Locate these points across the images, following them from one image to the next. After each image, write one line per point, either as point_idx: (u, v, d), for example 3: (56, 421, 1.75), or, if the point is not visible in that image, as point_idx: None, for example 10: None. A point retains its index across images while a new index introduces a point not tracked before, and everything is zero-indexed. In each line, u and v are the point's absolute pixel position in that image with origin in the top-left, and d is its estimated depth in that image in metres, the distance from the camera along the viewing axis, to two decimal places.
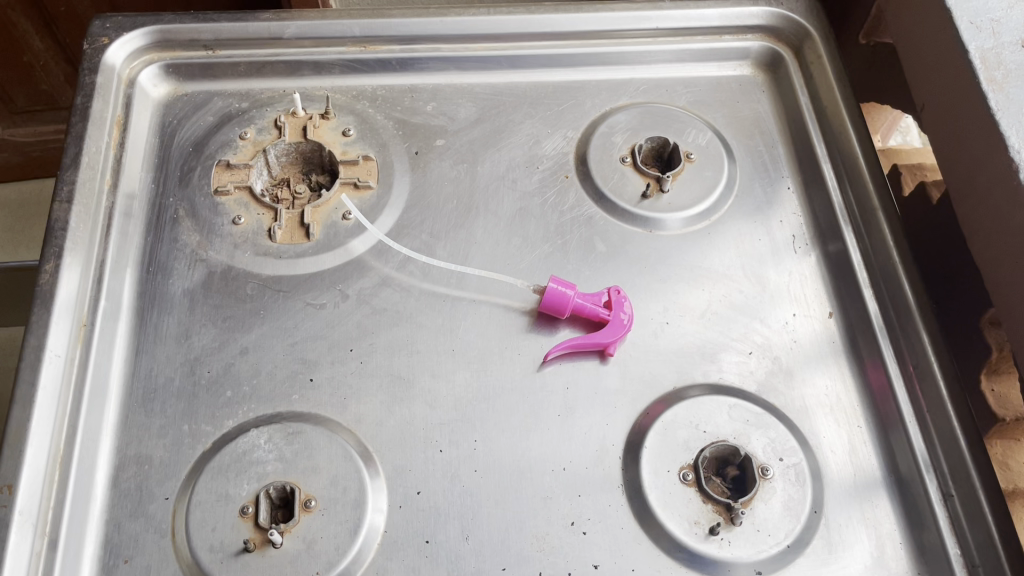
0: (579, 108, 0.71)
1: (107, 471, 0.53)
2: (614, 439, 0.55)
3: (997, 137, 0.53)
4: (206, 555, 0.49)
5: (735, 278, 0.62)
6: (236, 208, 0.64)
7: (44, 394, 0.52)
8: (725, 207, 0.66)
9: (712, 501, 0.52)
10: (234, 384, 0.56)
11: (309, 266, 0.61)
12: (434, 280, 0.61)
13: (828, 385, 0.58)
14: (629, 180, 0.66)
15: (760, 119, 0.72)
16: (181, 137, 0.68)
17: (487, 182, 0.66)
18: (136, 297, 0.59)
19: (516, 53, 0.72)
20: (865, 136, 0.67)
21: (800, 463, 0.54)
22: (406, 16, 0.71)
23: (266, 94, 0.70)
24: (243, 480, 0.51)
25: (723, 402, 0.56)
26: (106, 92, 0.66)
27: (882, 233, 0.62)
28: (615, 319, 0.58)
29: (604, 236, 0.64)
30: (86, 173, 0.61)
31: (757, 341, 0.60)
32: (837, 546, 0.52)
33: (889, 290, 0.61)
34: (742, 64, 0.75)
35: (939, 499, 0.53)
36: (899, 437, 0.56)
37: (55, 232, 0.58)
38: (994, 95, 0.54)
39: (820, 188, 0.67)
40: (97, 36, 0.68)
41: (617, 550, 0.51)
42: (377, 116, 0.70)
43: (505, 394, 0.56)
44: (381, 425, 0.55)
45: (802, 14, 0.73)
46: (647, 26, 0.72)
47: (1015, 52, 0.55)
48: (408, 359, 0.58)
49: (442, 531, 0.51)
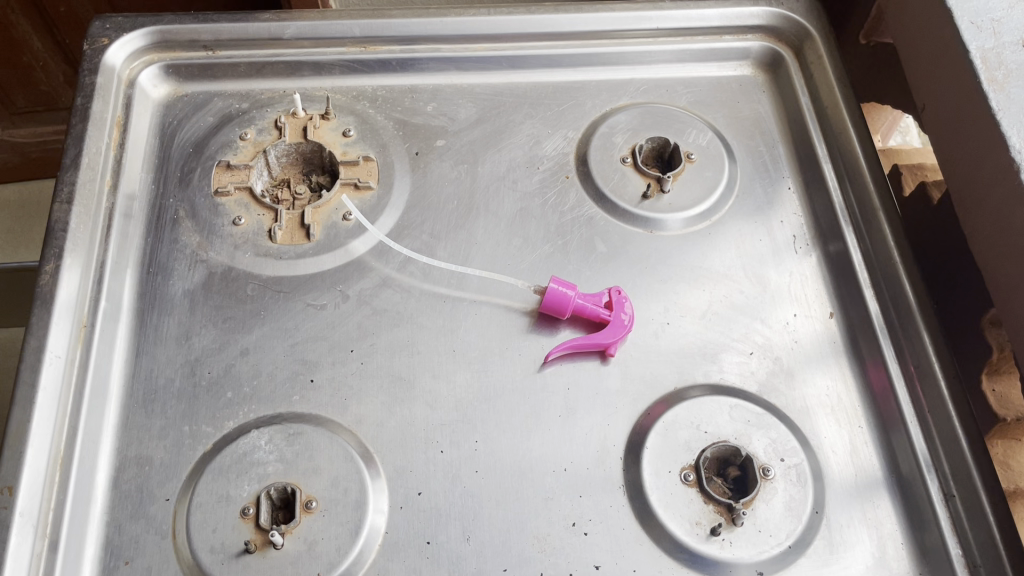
0: (579, 109, 0.71)
1: (108, 472, 0.53)
2: (615, 440, 0.55)
3: (998, 137, 0.53)
4: (207, 556, 0.49)
5: (736, 278, 0.62)
6: (236, 209, 0.64)
7: (45, 396, 0.52)
8: (725, 207, 0.66)
9: (713, 502, 0.52)
10: (234, 385, 0.56)
11: (309, 267, 0.61)
12: (435, 280, 0.61)
13: (829, 385, 0.58)
14: (630, 181, 0.66)
15: (760, 119, 0.72)
16: (181, 138, 0.68)
17: (487, 182, 0.66)
18: (136, 298, 0.59)
19: (516, 53, 0.72)
20: (866, 136, 0.66)
21: (801, 464, 0.54)
22: (406, 17, 0.71)
23: (266, 95, 0.70)
24: (244, 481, 0.51)
25: (724, 403, 0.56)
26: (106, 93, 0.66)
27: (882, 233, 0.62)
28: (616, 319, 0.58)
29: (605, 236, 0.64)
30: (86, 173, 0.61)
31: (758, 341, 0.60)
32: (838, 546, 0.52)
33: (890, 290, 0.60)
34: (742, 65, 0.75)
35: (940, 499, 0.53)
36: (900, 436, 0.56)
37: (55, 233, 0.58)
38: (994, 95, 0.54)
39: (820, 188, 0.67)
40: (96, 37, 0.68)
41: (618, 550, 0.51)
42: (377, 116, 0.69)
43: (506, 395, 0.56)
44: (382, 426, 0.55)
45: (802, 14, 0.73)
46: (647, 27, 0.72)
47: (1015, 51, 0.55)
48: (409, 359, 0.57)
49: (443, 532, 0.51)
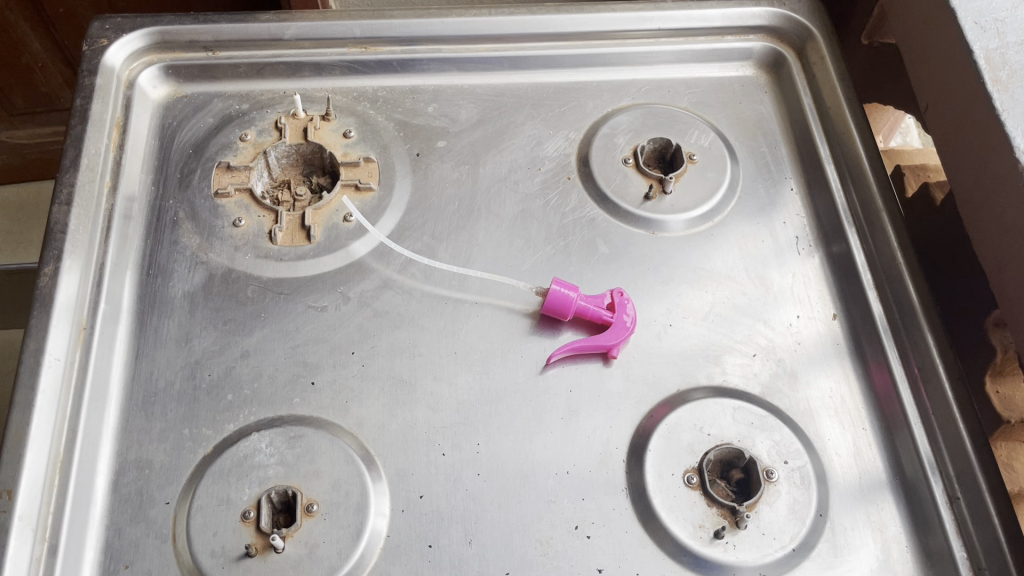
0: (580, 109, 0.71)
1: (108, 475, 0.52)
2: (618, 442, 0.55)
3: (1002, 137, 0.53)
4: (207, 560, 0.49)
5: (738, 279, 0.62)
6: (236, 210, 0.63)
7: (44, 398, 0.52)
8: (727, 208, 0.66)
9: (717, 505, 0.52)
10: (235, 388, 0.56)
11: (309, 269, 0.61)
12: (436, 282, 0.61)
13: (832, 387, 0.58)
14: (631, 182, 0.66)
15: (762, 120, 0.72)
16: (181, 139, 0.67)
17: (489, 184, 0.66)
18: (136, 300, 0.59)
19: (517, 54, 0.72)
20: (869, 136, 0.66)
21: (805, 466, 0.53)
22: (407, 17, 0.71)
23: (266, 96, 0.70)
24: (244, 484, 0.51)
25: (728, 405, 0.55)
26: (105, 94, 0.66)
27: (885, 233, 0.62)
28: (618, 321, 0.58)
29: (607, 238, 0.64)
30: (85, 175, 0.61)
31: (761, 342, 0.59)
32: (843, 549, 0.52)
33: (894, 292, 0.60)
34: (744, 65, 0.75)
35: (945, 502, 0.53)
36: (904, 438, 0.56)
37: (54, 235, 0.57)
38: (999, 95, 0.53)
39: (823, 188, 0.67)
40: (96, 37, 0.68)
41: (622, 553, 0.51)
42: (378, 117, 0.69)
43: (508, 397, 0.56)
44: (384, 429, 0.54)
45: (804, 14, 0.73)
46: (648, 27, 0.72)
47: (1019, 51, 0.55)
48: (410, 361, 0.57)
49: (445, 535, 0.51)
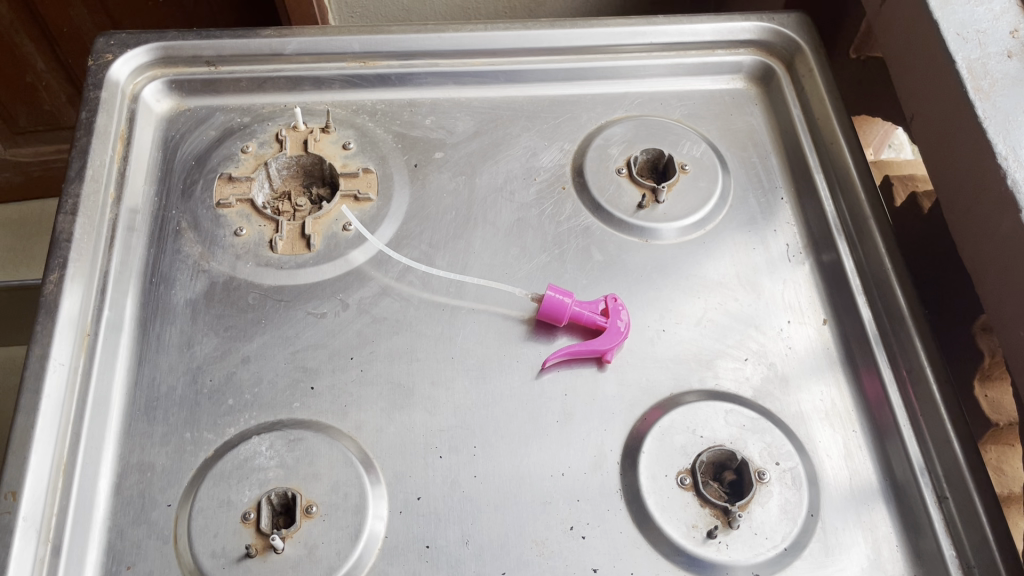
0: (575, 121, 0.72)
1: (110, 479, 0.53)
2: (612, 445, 0.55)
3: (985, 144, 0.54)
4: (208, 560, 0.50)
5: (730, 286, 0.63)
6: (237, 220, 0.65)
7: (49, 403, 0.53)
8: (719, 217, 0.67)
9: (710, 505, 0.52)
10: (235, 393, 0.57)
11: (310, 276, 0.62)
12: (434, 289, 0.62)
13: (823, 391, 0.59)
14: (625, 192, 0.67)
15: (753, 131, 0.73)
16: (184, 150, 0.69)
17: (485, 194, 0.67)
18: (139, 309, 0.60)
19: (513, 68, 0.73)
20: (856, 146, 0.68)
21: (796, 467, 0.54)
22: (406, 32, 0.72)
23: (267, 109, 0.72)
24: (244, 487, 0.52)
25: (720, 408, 0.56)
26: (109, 108, 0.67)
27: (873, 242, 0.63)
28: (612, 326, 0.59)
29: (601, 245, 0.65)
30: (89, 185, 0.62)
31: (753, 347, 0.60)
32: (834, 548, 0.52)
33: (883, 299, 0.61)
34: (735, 78, 0.77)
35: (934, 502, 0.54)
36: (894, 442, 0.56)
37: (59, 245, 0.59)
38: (981, 104, 0.55)
39: (813, 198, 0.68)
40: (101, 53, 0.70)
41: (616, 553, 0.52)
42: (377, 130, 0.71)
43: (504, 401, 0.57)
44: (382, 432, 0.55)
45: (793, 28, 0.75)
46: (640, 41, 0.74)
47: (1000, 61, 0.57)
48: (408, 367, 0.58)
49: (441, 536, 0.52)
